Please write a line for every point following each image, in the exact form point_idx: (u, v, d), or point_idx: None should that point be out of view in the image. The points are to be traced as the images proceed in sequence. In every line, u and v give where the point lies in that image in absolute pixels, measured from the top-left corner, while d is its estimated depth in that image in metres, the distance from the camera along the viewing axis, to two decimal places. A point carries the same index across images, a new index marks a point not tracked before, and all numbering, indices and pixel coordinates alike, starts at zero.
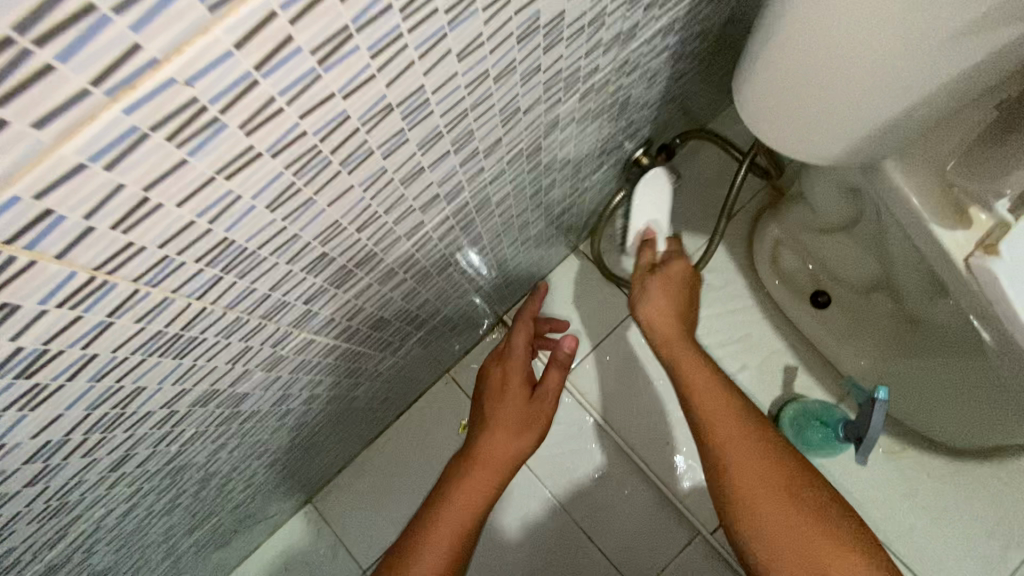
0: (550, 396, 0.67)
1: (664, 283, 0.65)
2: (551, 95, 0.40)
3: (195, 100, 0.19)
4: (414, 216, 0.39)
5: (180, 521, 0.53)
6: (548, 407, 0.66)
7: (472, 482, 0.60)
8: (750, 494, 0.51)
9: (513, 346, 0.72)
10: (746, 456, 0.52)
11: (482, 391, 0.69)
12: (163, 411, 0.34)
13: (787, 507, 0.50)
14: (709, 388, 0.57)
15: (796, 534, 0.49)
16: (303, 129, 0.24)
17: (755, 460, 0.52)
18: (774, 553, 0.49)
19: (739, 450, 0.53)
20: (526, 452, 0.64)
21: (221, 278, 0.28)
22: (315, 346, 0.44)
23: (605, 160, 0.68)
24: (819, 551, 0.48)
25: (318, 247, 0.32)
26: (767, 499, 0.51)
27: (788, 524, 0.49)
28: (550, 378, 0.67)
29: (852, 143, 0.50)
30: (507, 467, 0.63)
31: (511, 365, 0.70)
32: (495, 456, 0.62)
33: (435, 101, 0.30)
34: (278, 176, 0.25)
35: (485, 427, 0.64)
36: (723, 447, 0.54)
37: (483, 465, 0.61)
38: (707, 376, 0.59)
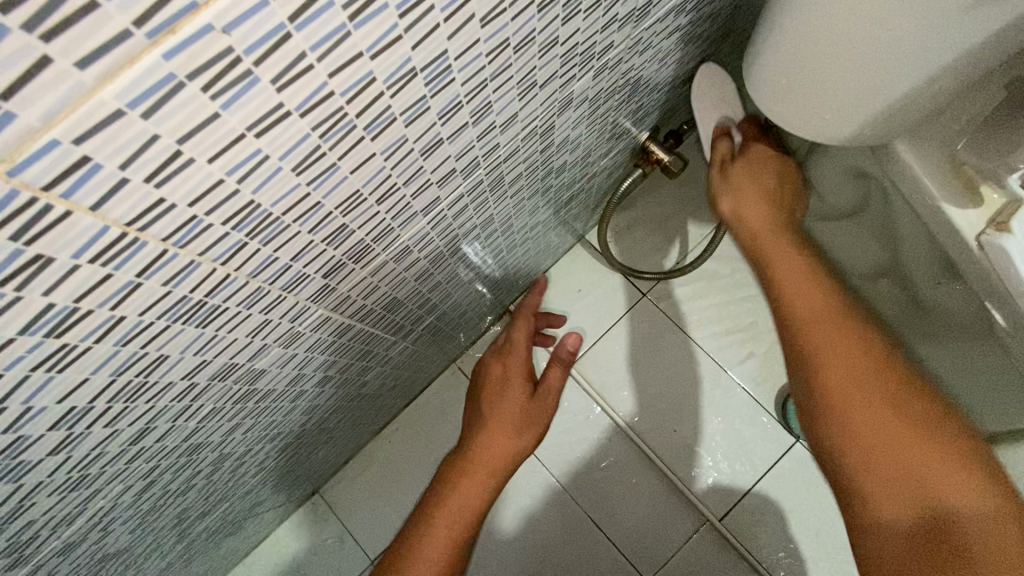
0: (551, 394, 0.66)
1: (749, 169, 0.62)
2: (567, 70, 0.40)
3: (230, 49, 0.19)
4: (432, 190, 0.39)
5: (193, 504, 0.53)
6: (549, 406, 0.66)
7: (468, 482, 0.59)
8: (847, 406, 0.46)
9: (514, 343, 0.72)
10: (850, 351, 0.49)
11: (479, 388, 0.68)
12: (183, 382, 0.34)
13: (893, 426, 0.44)
14: (809, 293, 0.54)
15: (903, 455, 0.43)
16: (331, 89, 0.24)
17: (857, 372, 0.47)
18: (870, 472, 0.44)
19: (842, 362, 0.48)
20: (525, 452, 0.63)
21: (246, 243, 0.28)
22: (330, 325, 0.44)
23: (614, 145, 0.68)
24: (928, 474, 0.42)
25: (338, 217, 0.32)
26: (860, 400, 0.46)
27: (893, 445, 0.44)
28: (551, 376, 0.67)
29: (863, 125, 0.50)
30: (503, 466, 0.61)
31: (511, 363, 0.69)
32: (493, 455, 0.61)
33: (457, 68, 0.30)
34: (306, 138, 0.25)
35: (483, 425, 0.63)
36: (822, 365, 0.49)
37: (481, 465, 0.60)
38: (802, 268, 0.56)
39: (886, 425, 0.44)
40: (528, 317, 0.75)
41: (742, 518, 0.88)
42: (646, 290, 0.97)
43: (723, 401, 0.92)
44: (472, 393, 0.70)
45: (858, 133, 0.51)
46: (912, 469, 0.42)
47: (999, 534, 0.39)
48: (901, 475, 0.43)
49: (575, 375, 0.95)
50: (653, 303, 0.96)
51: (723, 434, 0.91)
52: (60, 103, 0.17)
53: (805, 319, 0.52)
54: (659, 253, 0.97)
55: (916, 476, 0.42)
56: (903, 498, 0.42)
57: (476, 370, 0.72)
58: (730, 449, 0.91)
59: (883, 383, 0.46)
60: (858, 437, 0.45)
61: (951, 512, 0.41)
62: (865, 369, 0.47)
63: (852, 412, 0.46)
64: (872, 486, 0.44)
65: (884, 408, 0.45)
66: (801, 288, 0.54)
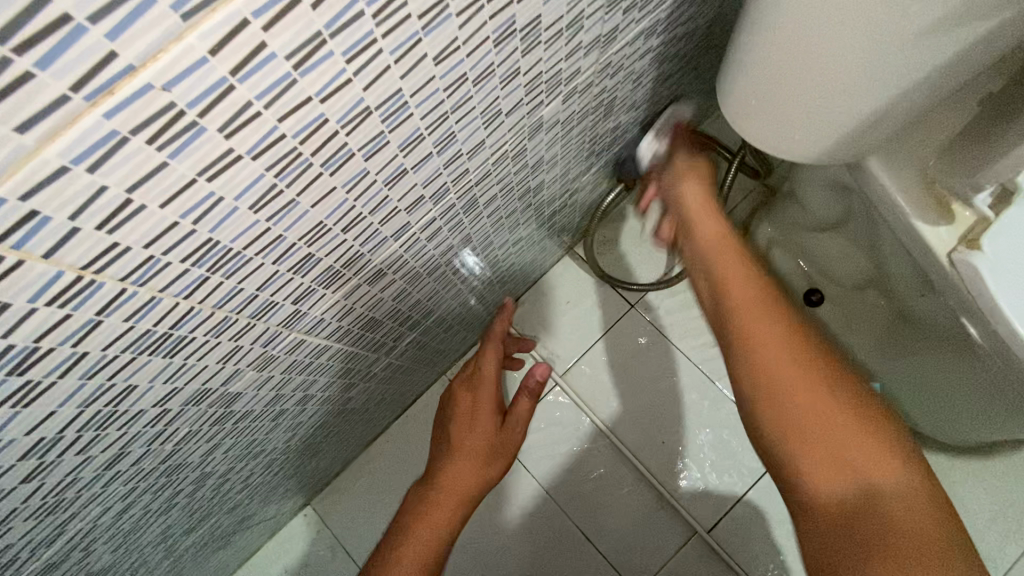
0: (519, 426, 0.67)
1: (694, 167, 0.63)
2: (534, 97, 0.41)
3: (173, 104, 0.20)
4: (400, 216, 0.39)
5: (177, 522, 0.54)
6: (517, 436, 0.67)
7: (434, 512, 0.59)
8: (780, 388, 0.44)
9: (484, 373, 0.70)
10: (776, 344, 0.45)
11: (447, 420, 0.67)
12: (155, 409, 0.35)
13: (834, 417, 0.43)
14: (738, 278, 0.50)
15: (840, 441, 0.42)
16: (282, 132, 0.25)
17: (791, 364, 0.44)
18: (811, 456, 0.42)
19: (777, 354, 0.45)
20: (493, 479, 0.63)
21: (207, 278, 0.29)
22: (307, 347, 0.44)
23: (595, 162, 0.69)
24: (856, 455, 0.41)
25: (303, 247, 0.33)
26: (797, 385, 0.44)
27: (825, 427, 0.42)
28: (521, 407, 0.67)
29: (837, 139, 0.50)
30: (469, 496, 0.61)
31: (480, 394, 0.68)
32: (460, 485, 0.61)
33: (415, 103, 0.31)
34: (260, 178, 0.26)
35: (450, 454, 0.63)
36: (762, 352, 0.45)
37: (447, 492, 0.60)
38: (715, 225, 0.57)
39: (828, 415, 0.43)
40: (497, 349, 0.74)
41: (731, 530, 0.88)
42: (634, 301, 0.97)
43: (711, 412, 0.92)
44: (439, 423, 0.69)
45: (832, 147, 0.51)
46: (837, 448, 0.42)
47: (913, 505, 0.40)
48: (840, 460, 0.41)
49: (564, 387, 0.95)
50: (641, 314, 0.97)
51: (713, 445, 0.91)
52: (5, 162, 0.18)
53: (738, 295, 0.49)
54: (647, 264, 0.98)
55: (841, 445, 0.42)
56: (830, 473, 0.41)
57: (445, 401, 0.71)
58: (720, 461, 0.91)
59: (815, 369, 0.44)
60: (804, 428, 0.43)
61: (877, 489, 0.40)
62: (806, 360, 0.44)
63: (770, 384, 0.44)
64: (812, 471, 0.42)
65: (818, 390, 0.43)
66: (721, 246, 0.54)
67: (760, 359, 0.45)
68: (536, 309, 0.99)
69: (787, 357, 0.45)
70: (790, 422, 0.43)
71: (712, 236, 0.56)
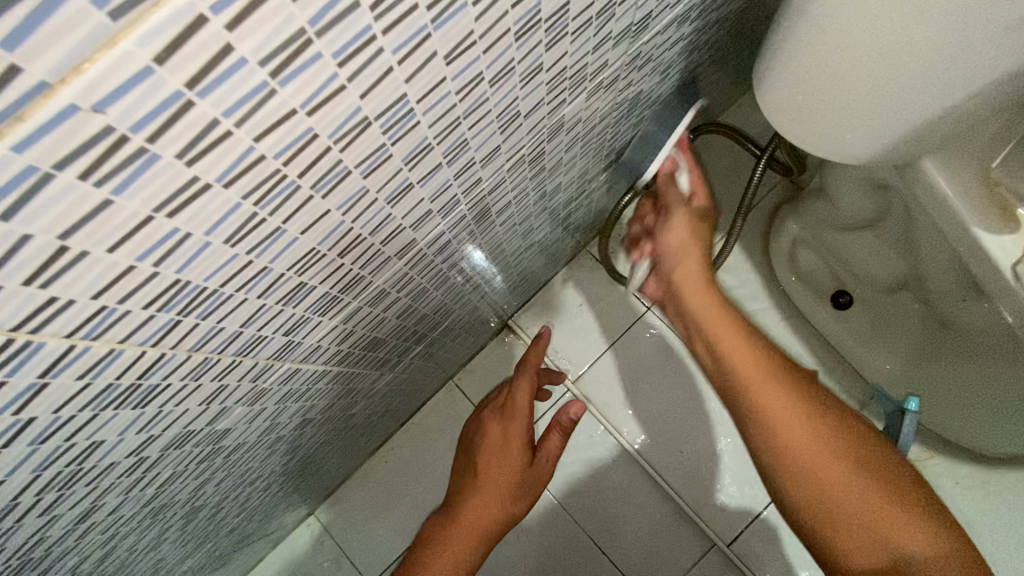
0: (547, 464, 0.63)
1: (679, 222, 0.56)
2: (556, 96, 0.36)
3: (111, 128, 0.15)
4: (405, 233, 0.35)
5: (169, 553, 0.50)
6: (545, 473, 0.63)
7: (452, 547, 0.57)
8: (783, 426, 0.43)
9: (518, 408, 0.64)
10: (787, 403, 0.43)
11: (474, 448, 0.63)
12: (131, 459, 0.30)
13: (841, 467, 0.41)
14: (732, 336, 0.48)
15: (862, 512, 0.40)
16: (261, 152, 0.20)
17: (806, 426, 0.42)
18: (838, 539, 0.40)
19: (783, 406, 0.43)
20: (515, 519, 0.60)
21: (180, 321, 0.24)
22: (301, 375, 0.40)
23: (614, 160, 0.64)
24: (876, 517, 0.39)
25: (294, 277, 0.29)
26: (801, 430, 0.42)
27: (855, 498, 0.40)
28: (550, 445, 0.64)
29: (897, 139, 0.44)
30: (489, 534, 0.59)
31: (511, 426, 0.63)
32: (482, 522, 0.58)
33: (421, 111, 0.26)
34: (237, 207, 0.22)
35: (472, 489, 0.59)
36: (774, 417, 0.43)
37: (465, 528, 0.58)
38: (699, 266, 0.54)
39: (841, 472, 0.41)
40: (531, 379, 0.66)
41: (751, 543, 0.85)
42: (650, 303, 0.93)
43: (731, 420, 0.88)
44: (465, 448, 0.65)
45: (890, 147, 0.45)
46: (869, 524, 0.39)
47: (948, 565, 0.37)
48: (863, 532, 0.40)
49: (577, 394, 0.91)
50: (658, 316, 0.92)
51: (732, 454, 0.87)
52: None
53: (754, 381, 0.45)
54: None
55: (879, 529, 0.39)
56: (860, 542, 0.40)
57: (475, 427, 0.66)
58: (740, 471, 0.87)
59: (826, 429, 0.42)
60: (824, 487, 0.41)
61: (903, 556, 0.38)
62: (814, 435, 0.42)
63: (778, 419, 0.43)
64: (835, 541, 0.41)
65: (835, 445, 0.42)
66: (718, 327, 0.49)
67: (771, 432, 0.43)
68: (546, 311, 0.95)
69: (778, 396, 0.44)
70: (805, 502, 0.42)
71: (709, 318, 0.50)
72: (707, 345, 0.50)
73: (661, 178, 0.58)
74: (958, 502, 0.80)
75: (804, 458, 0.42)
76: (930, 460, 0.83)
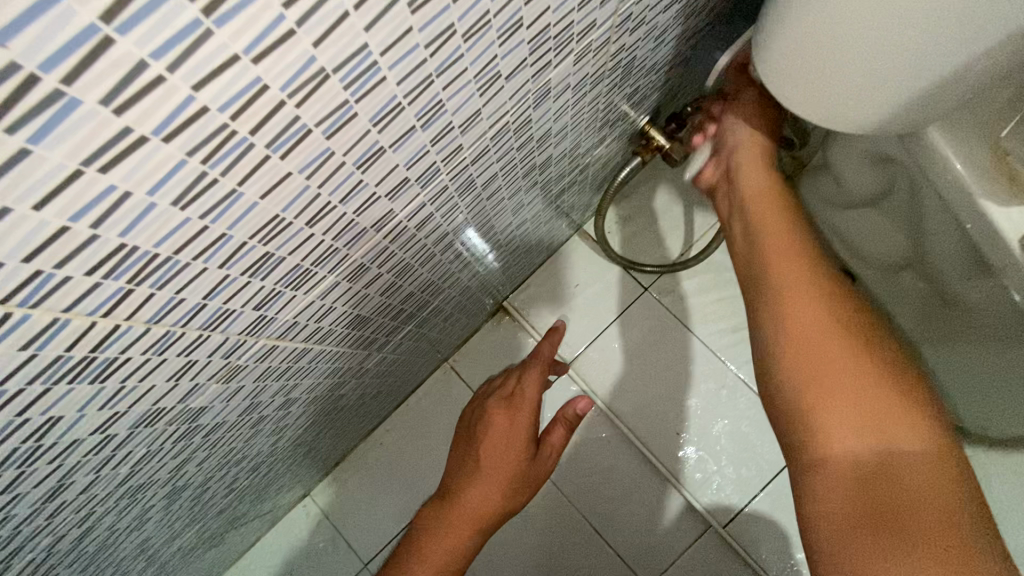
0: (551, 456, 0.64)
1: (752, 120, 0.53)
2: (540, 57, 0.34)
3: (15, 66, 0.14)
4: (381, 203, 0.33)
5: (156, 532, 0.50)
6: (549, 464, 0.64)
7: (450, 534, 0.56)
8: (797, 309, 0.44)
9: (526, 397, 0.64)
10: (815, 296, 0.44)
11: (478, 437, 0.61)
12: (96, 436, 0.29)
13: (854, 356, 0.41)
14: (782, 239, 0.47)
15: (865, 395, 0.39)
16: (201, 104, 0.19)
17: (822, 310, 0.43)
18: (829, 417, 0.39)
19: (804, 307, 0.44)
20: (516, 507, 0.60)
21: (132, 290, 0.23)
22: (279, 352, 0.39)
23: (608, 133, 0.62)
24: (878, 410, 0.38)
25: (258, 246, 0.27)
26: (813, 311, 0.43)
27: (860, 387, 0.39)
28: (555, 437, 0.65)
29: (899, 107, 0.42)
30: (490, 520, 0.58)
31: (517, 416, 0.63)
32: (482, 510, 0.58)
33: (386, 65, 0.24)
34: (182, 165, 0.20)
35: (473, 475, 0.59)
36: (795, 298, 0.44)
37: (465, 514, 0.57)
38: (766, 178, 0.52)
39: (851, 362, 0.40)
40: (543, 373, 0.66)
41: (747, 525, 0.84)
42: (648, 284, 0.91)
43: (729, 402, 0.87)
44: (466, 435, 0.64)
45: (892, 116, 0.43)
46: (874, 414, 0.38)
47: (938, 479, 0.36)
48: (861, 415, 0.39)
49: (573, 376, 0.90)
50: (656, 297, 0.91)
51: (729, 436, 0.87)
52: None
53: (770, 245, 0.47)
54: (662, 244, 0.91)
55: (877, 424, 0.38)
56: (853, 424, 0.39)
57: (476, 415, 0.65)
58: (737, 453, 0.86)
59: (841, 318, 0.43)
60: (830, 371, 0.40)
61: (896, 455, 0.37)
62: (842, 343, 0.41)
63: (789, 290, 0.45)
64: (826, 422, 0.39)
65: (847, 340, 0.41)
66: (764, 205, 0.50)
67: (790, 323, 0.43)
68: (542, 292, 0.93)
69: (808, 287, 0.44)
70: (800, 375, 0.42)
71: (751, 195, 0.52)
72: (744, 227, 0.51)
73: (730, 75, 0.54)
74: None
75: (801, 323, 0.43)
76: None
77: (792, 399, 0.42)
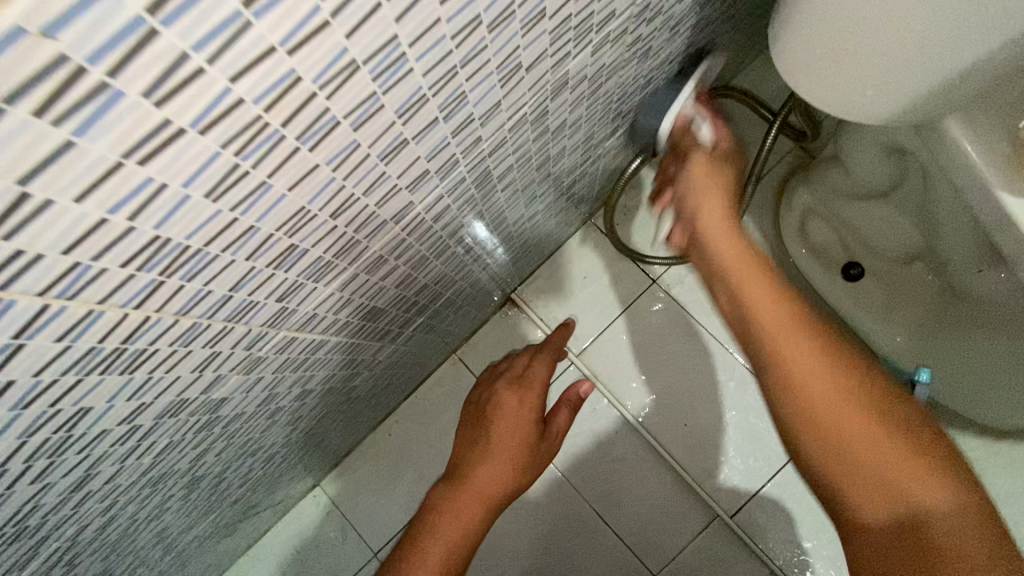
0: (557, 437, 0.67)
1: (706, 166, 0.53)
2: (560, 48, 0.34)
3: (64, 58, 0.14)
4: (402, 195, 0.33)
5: (174, 521, 0.50)
6: (555, 445, 0.67)
7: (464, 510, 0.56)
8: (783, 347, 0.39)
9: (534, 380, 0.67)
10: (800, 336, 0.39)
11: (487, 415, 0.63)
12: (122, 427, 0.30)
13: (856, 407, 0.36)
14: (752, 275, 0.44)
15: (873, 452, 0.35)
16: (238, 96, 0.19)
17: (809, 354, 0.38)
18: (846, 475, 0.35)
19: (795, 354, 0.38)
20: (523, 487, 0.62)
21: (163, 282, 0.23)
22: (298, 344, 0.39)
23: (620, 124, 0.61)
24: (884, 466, 0.34)
25: (284, 239, 0.27)
26: (803, 355, 0.38)
27: (865, 439, 0.35)
28: (560, 419, 0.68)
29: (916, 98, 0.42)
30: (500, 499, 0.59)
31: (526, 396, 0.66)
32: (494, 489, 0.58)
33: (413, 57, 0.24)
34: (217, 157, 0.20)
35: (485, 453, 0.59)
36: (785, 347, 0.39)
37: (477, 492, 0.57)
38: (722, 207, 0.50)
39: (853, 413, 0.36)
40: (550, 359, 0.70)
41: (754, 514, 0.85)
42: (656, 276, 0.91)
43: (737, 393, 0.88)
44: (474, 417, 0.65)
45: (908, 106, 0.43)
46: (886, 474, 0.34)
47: (966, 527, 0.32)
48: (873, 475, 0.34)
49: (581, 367, 0.90)
50: (664, 290, 0.91)
51: (736, 427, 0.87)
52: None
53: (744, 284, 0.43)
54: None
55: (893, 481, 0.34)
56: (870, 486, 0.34)
57: (485, 397, 0.66)
58: (744, 443, 0.87)
59: (831, 358, 0.38)
60: (827, 422, 0.36)
61: (924, 513, 0.33)
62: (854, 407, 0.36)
63: (777, 336, 0.40)
64: (848, 488, 0.35)
65: (843, 387, 0.37)
66: (728, 247, 0.46)
67: (792, 376, 0.38)
68: (550, 285, 0.94)
69: (796, 330, 0.39)
70: (806, 425, 0.37)
71: (714, 216, 0.49)
72: (704, 259, 0.48)
73: (678, 132, 0.58)
74: None
75: (794, 371, 0.38)
76: None
77: (801, 447, 0.37)
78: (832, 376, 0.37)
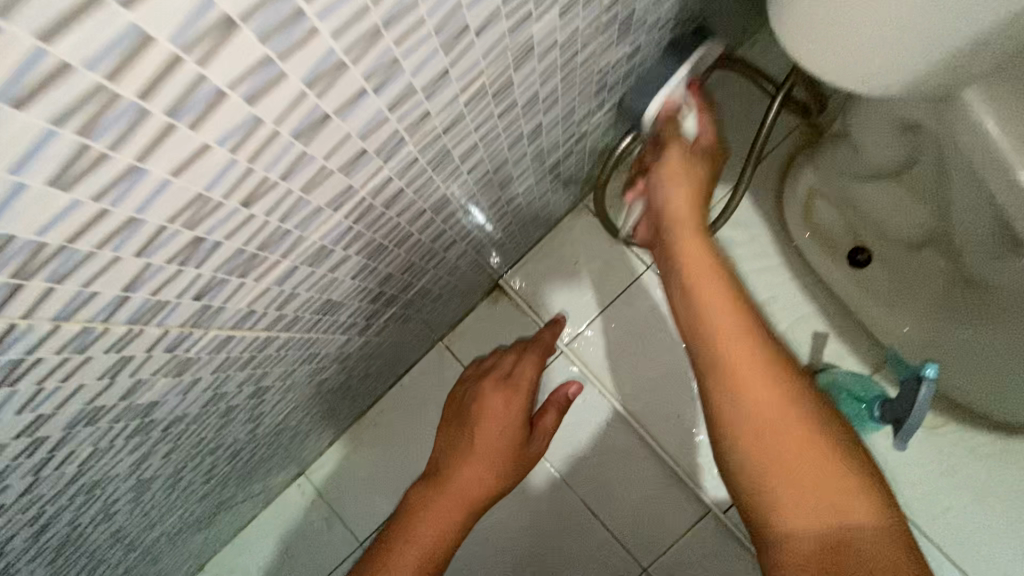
0: (542, 440, 0.64)
1: (684, 168, 0.54)
2: (517, 8, 0.30)
3: None
4: (336, 178, 0.29)
5: (130, 522, 0.48)
6: (538, 449, 0.64)
7: (442, 512, 0.54)
8: (753, 399, 0.43)
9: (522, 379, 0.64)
10: (762, 384, 0.43)
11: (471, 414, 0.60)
12: (23, 440, 0.27)
13: (805, 440, 0.42)
14: (723, 300, 0.47)
15: (814, 476, 0.41)
16: (58, 60, 0.15)
17: (763, 385, 0.43)
18: (788, 493, 0.41)
19: (750, 379, 0.44)
20: (505, 491, 0.59)
21: (22, 284, 0.20)
22: (237, 343, 0.36)
23: (607, 98, 0.56)
24: (827, 483, 0.41)
25: (182, 232, 0.24)
26: (754, 369, 0.44)
27: (812, 487, 0.41)
28: (546, 422, 0.65)
29: (931, 64, 0.37)
30: (481, 502, 0.57)
31: (512, 398, 0.63)
32: (474, 493, 0.55)
33: (316, 14, 0.19)
34: (53, 136, 0.17)
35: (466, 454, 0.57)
36: (746, 384, 0.43)
37: (456, 495, 0.55)
38: (708, 256, 0.50)
39: (797, 442, 0.42)
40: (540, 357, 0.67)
41: None
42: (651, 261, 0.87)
43: None
44: (457, 416, 0.62)
45: (924, 75, 0.38)
46: (827, 496, 0.40)
47: (884, 542, 0.39)
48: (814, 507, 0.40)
49: (571, 357, 0.87)
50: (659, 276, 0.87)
51: None
52: None
53: (703, 290, 0.48)
54: None
55: (833, 504, 0.40)
56: (812, 511, 0.40)
57: (469, 396, 0.64)
58: None
59: (775, 380, 0.44)
60: (776, 437, 0.42)
61: (850, 530, 0.40)
62: (783, 408, 0.43)
63: (744, 389, 0.44)
64: (788, 509, 0.41)
65: (785, 401, 0.43)
66: (707, 281, 0.48)
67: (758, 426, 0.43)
68: (540, 270, 0.89)
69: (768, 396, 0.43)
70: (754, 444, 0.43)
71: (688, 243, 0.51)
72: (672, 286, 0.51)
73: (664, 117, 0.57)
74: (972, 473, 0.76)
75: (758, 409, 0.43)
76: (945, 428, 0.77)
77: (751, 472, 0.43)
78: (790, 414, 0.43)
